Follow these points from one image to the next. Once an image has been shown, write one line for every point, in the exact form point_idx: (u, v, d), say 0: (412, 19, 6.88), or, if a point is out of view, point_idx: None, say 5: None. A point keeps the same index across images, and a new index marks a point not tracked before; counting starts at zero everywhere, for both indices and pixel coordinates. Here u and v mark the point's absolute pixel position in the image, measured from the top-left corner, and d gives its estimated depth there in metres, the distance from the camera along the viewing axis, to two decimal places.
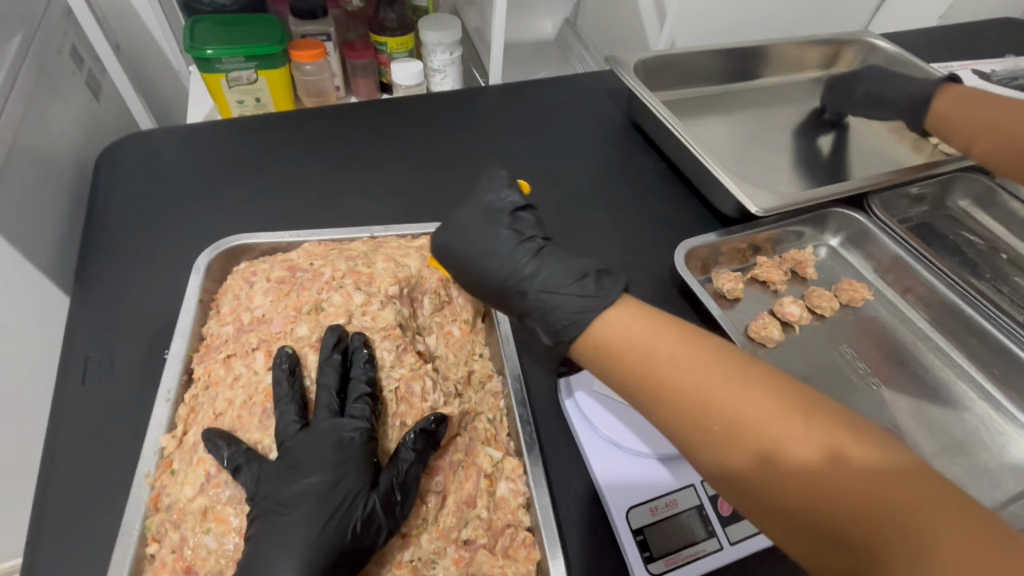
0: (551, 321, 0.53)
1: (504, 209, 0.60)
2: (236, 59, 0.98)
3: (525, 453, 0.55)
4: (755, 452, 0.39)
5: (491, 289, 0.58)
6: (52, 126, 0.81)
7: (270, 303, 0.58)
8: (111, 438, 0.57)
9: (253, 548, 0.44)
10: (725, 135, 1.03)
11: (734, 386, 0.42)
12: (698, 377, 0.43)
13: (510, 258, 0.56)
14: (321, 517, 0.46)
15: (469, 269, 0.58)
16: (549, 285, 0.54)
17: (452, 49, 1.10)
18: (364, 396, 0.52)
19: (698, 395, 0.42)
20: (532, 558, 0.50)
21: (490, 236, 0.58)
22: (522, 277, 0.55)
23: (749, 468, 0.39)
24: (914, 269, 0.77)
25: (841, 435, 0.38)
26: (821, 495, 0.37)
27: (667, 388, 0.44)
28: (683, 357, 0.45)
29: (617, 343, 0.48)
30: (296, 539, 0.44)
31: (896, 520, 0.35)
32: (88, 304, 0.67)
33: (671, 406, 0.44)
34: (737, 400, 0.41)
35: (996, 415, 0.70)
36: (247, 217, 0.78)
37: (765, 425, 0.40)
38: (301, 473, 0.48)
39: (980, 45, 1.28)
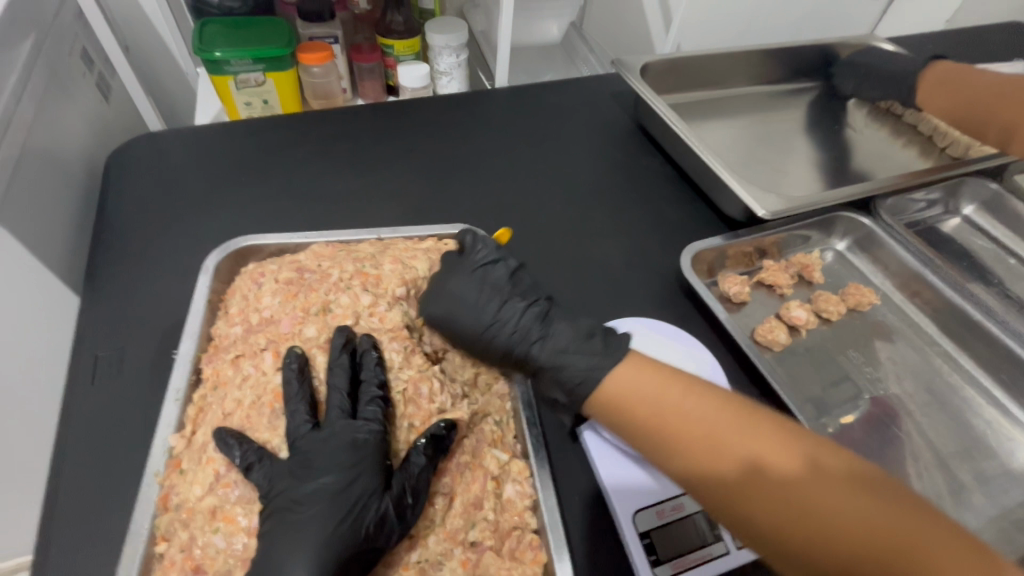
0: (562, 383, 0.54)
1: (499, 272, 0.61)
2: (244, 61, 0.98)
3: (531, 456, 0.55)
4: (762, 485, 0.42)
5: (493, 353, 0.58)
6: (63, 127, 0.82)
7: (278, 304, 0.58)
8: (120, 437, 0.57)
9: (263, 549, 0.45)
10: (731, 138, 1.03)
11: (737, 425, 0.45)
12: (699, 415, 0.46)
13: (516, 321, 0.58)
14: (332, 518, 0.45)
15: (467, 336, 0.59)
16: (558, 346, 0.56)
17: (458, 52, 1.11)
18: (375, 398, 0.52)
19: (706, 433, 0.45)
20: (538, 559, 0.50)
21: (487, 303, 0.59)
22: (530, 339, 0.57)
23: (756, 499, 0.42)
24: (921, 273, 0.77)
25: (831, 463, 0.42)
26: (821, 522, 0.40)
27: (670, 427, 0.47)
28: (689, 398, 0.48)
29: (619, 403, 0.50)
30: (306, 539, 0.44)
31: (893, 545, 0.38)
32: (98, 304, 0.67)
33: (675, 443, 0.46)
34: (736, 435, 0.45)
35: (1004, 421, 0.69)
36: (255, 218, 0.79)
37: (763, 458, 0.43)
38: (313, 473, 0.47)
39: (988, 49, 1.28)
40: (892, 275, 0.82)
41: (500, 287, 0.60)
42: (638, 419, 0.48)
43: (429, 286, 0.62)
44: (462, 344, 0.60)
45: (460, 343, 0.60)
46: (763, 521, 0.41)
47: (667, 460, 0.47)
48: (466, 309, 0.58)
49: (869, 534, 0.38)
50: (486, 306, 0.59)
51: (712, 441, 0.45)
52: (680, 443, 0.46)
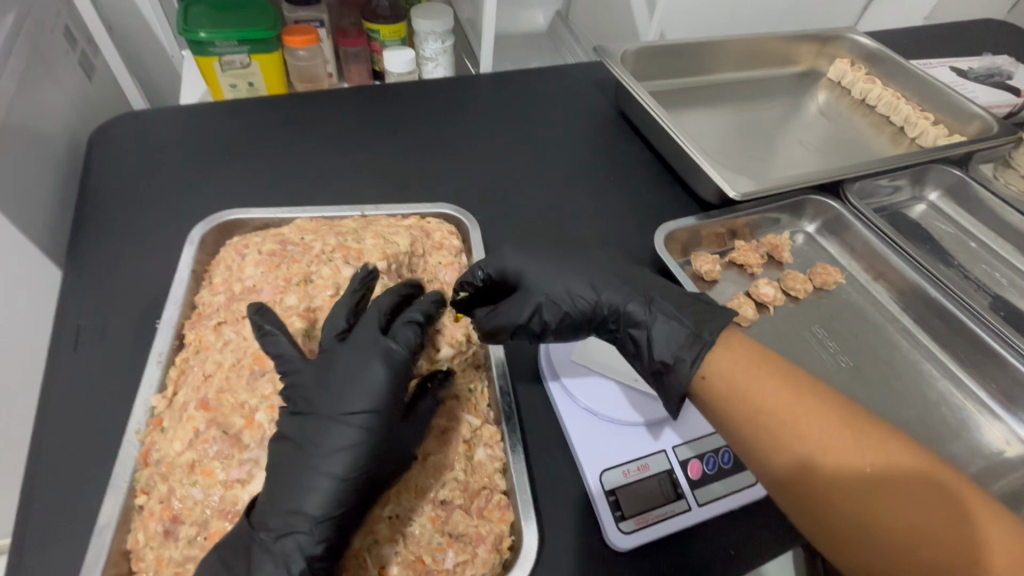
0: (676, 334, 0.54)
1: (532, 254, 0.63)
2: (228, 43, 0.99)
3: (504, 421, 0.57)
4: (833, 472, 0.45)
5: (576, 311, 0.58)
6: (47, 103, 0.81)
7: (261, 275, 0.60)
8: (102, 400, 0.58)
9: (279, 476, 0.46)
10: (712, 126, 1.06)
11: (821, 417, 0.47)
12: (799, 415, 0.47)
13: (611, 281, 0.60)
14: (359, 452, 0.46)
15: (545, 289, 0.59)
16: (663, 300, 0.58)
17: (443, 38, 1.12)
18: (413, 323, 0.52)
19: (790, 422, 0.47)
20: (505, 518, 0.52)
21: (577, 268, 0.61)
22: (632, 294, 0.58)
23: (824, 482, 0.45)
24: (886, 255, 0.80)
25: (903, 471, 0.44)
26: (880, 518, 0.43)
27: (760, 418, 0.48)
28: (784, 390, 0.49)
29: (730, 378, 0.51)
30: (332, 468, 0.46)
31: (946, 539, 0.41)
32: (81, 276, 0.68)
33: (767, 440, 0.48)
34: (830, 437, 0.46)
35: (956, 391, 0.73)
36: (238, 195, 0.80)
37: (841, 457, 0.45)
38: (345, 398, 0.48)
39: (958, 45, 1.32)
40: (859, 256, 0.85)
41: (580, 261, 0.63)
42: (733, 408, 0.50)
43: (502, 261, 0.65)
44: (538, 296, 0.59)
45: (531, 300, 0.59)
46: (823, 509, 0.45)
47: (752, 453, 0.49)
48: (551, 264, 0.61)
49: (924, 536, 0.41)
50: (579, 267, 0.61)
51: (796, 431, 0.47)
52: (764, 424, 0.48)
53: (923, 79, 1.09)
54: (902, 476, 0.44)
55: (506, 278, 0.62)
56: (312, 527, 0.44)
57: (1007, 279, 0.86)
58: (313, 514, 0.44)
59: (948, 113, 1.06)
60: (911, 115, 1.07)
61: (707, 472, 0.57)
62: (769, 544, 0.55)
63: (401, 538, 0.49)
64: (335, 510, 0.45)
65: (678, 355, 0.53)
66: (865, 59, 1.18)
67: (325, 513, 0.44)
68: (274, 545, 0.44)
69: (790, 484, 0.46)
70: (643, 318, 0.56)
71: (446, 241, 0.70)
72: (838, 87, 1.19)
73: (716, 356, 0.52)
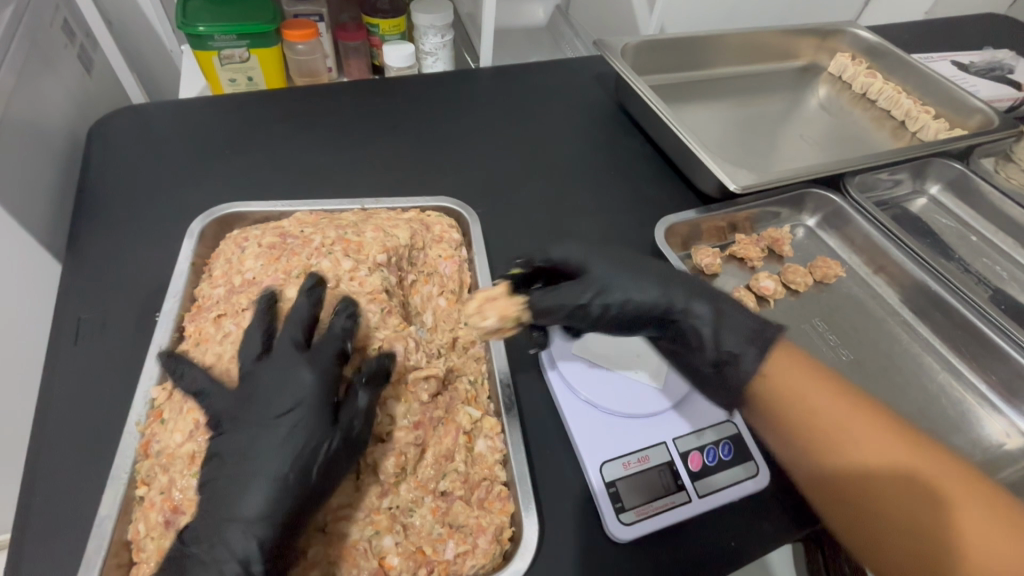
0: (739, 337, 0.55)
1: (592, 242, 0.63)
2: (227, 37, 0.99)
3: (505, 413, 0.57)
4: (859, 471, 0.48)
5: (638, 300, 0.57)
6: (47, 96, 0.81)
7: (261, 267, 0.59)
8: (101, 392, 0.58)
9: (216, 485, 0.46)
10: (713, 120, 1.05)
11: (858, 422, 0.50)
12: (837, 420, 0.50)
13: (671, 275, 0.59)
14: (285, 455, 0.46)
15: (607, 278, 0.57)
16: (724, 298, 0.58)
17: (443, 32, 1.11)
18: (334, 336, 0.51)
19: (827, 425, 0.50)
20: (506, 510, 0.52)
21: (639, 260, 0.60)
22: (694, 288, 0.58)
23: (849, 480, 0.48)
24: (886, 248, 0.80)
25: (929, 477, 0.47)
26: (899, 515, 0.46)
27: (799, 419, 0.51)
28: (825, 395, 0.51)
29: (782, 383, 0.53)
30: (264, 471, 0.46)
31: (963, 542, 0.43)
32: (81, 270, 0.68)
33: (803, 439, 0.51)
34: (862, 440, 0.49)
35: (957, 384, 0.73)
36: (238, 188, 0.80)
37: (871, 459, 0.48)
38: (272, 401, 0.48)
39: (959, 39, 1.31)
40: (859, 250, 0.85)
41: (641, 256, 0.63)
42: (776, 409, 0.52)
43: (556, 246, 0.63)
44: (597, 288, 0.57)
45: (591, 287, 0.57)
46: (844, 504, 0.48)
47: (785, 450, 0.52)
48: (609, 257, 0.59)
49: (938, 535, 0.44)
50: (638, 261, 0.60)
51: (833, 432, 0.50)
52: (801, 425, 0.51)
53: (924, 73, 1.09)
54: (927, 479, 0.46)
55: (563, 266, 0.61)
56: (243, 536, 0.44)
57: (1007, 272, 0.86)
58: (244, 522, 0.44)
59: (949, 106, 1.06)
60: (912, 109, 1.06)
61: (708, 464, 0.57)
62: (769, 537, 0.55)
63: (402, 529, 0.50)
64: (281, 510, 0.45)
65: (740, 358, 0.54)
66: (867, 54, 1.17)
67: (256, 521, 0.44)
68: (214, 550, 0.44)
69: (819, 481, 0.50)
70: (706, 317, 0.56)
71: (446, 234, 0.71)
72: (839, 82, 1.19)
73: (776, 364, 0.54)
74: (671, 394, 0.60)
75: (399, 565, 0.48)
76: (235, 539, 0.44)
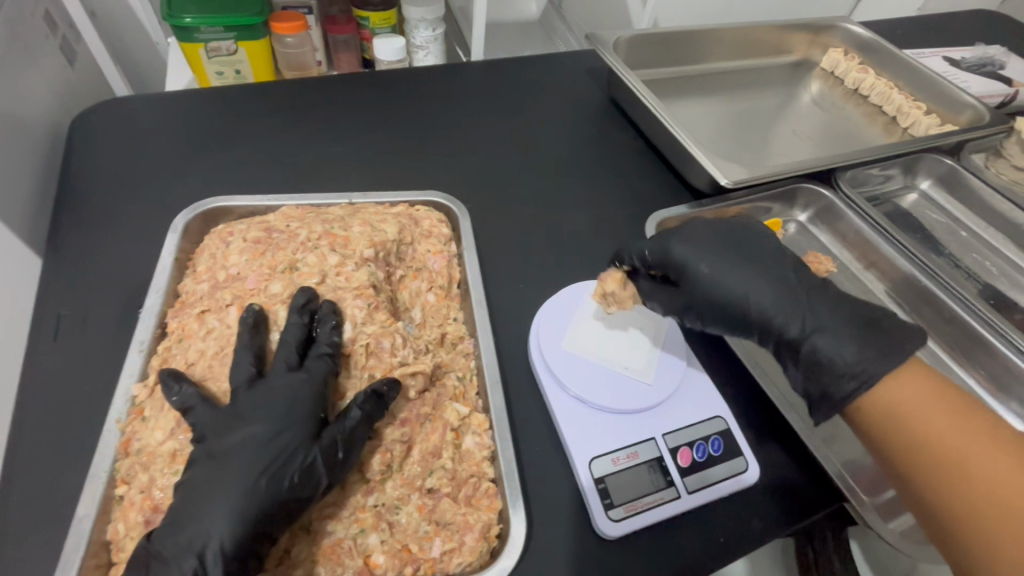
0: (861, 346, 0.53)
1: (702, 234, 0.61)
2: (214, 29, 0.97)
3: (492, 408, 0.57)
4: (964, 477, 0.47)
5: (728, 319, 0.58)
6: (28, 89, 0.80)
7: (245, 262, 0.59)
8: (81, 390, 0.57)
9: (184, 484, 0.45)
10: (705, 115, 1.05)
11: (964, 427, 0.49)
12: (944, 425, 0.49)
13: (774, 289, 0.57)
14: (259, 463, 0.46)
15: (701, 293, 0.58)
16: (829, 323, 0.55)
17: (434, 25, 1.10)
18: (325, 355, 0.52)
19: (933, 431, 0.49)
20: (494, 507, 0.52)
21: (745, 269, 0.58)
22: (793, 309, 0.56)
23: (952, 482, 0.47)
24: (877, 244, 0.80)
25: None
26: (1008, 520, 0.45)
27: (902, 422, 0.50)
28: (933, 401, 0.50)
29: (895, 394, 0.51)
30: (237, 475, 0.45)
31: None
32: (62, 266, 0.67)
33: (904, 443, 0.50)
34: (969, 446, 0.48)
35: (946, 378, 0.73)
36: (223, 182, 0.79)
37: (977, 464, 0.47)
38: (249, 416, 0.48)
39: (950, 36, 1.32)
40: (850, 245, 0.85)
41: (754, 254, 0.60)
42: (886, 421, 0.51)
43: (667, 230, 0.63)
44: (692, 298, 0.59)
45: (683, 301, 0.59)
46: (947, 507, 0.48)
47: (884, 454, 0.52)
48: (725, 253, 0.59)
49: None
50: (753, 258, 0.59)
51: (939, 436, 0.49)
52: (905, 428, 0.50)
53: (916, 68, 1.08)
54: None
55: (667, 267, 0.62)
56: (214, 533, 0.43)
57: (996, 267, 0.86)
58: (212, 526, 0.43)
59: (941, 102, 1.06)
60: (904, 104, 1.06)
61: (698, 459, 0.56)
62: (758, 532, 0.55)
63: (388, 527, 0.49)
64: (260, 510, 0.44)
65: (860, 368, 0.52)
66: (859, 49, 1.17)
67: (223, 524, 0.43)
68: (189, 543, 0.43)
69: (920, 483, 0.49)
70: (819, 324, 0.55)
71: (435, 229, 0.70)
72: (831, 77, 1.19)
73: (905, 368, 0.52)
74: (661, 390, 0.60)
75: (385, 563, 0.47)
76: (203, 546, 0.43)
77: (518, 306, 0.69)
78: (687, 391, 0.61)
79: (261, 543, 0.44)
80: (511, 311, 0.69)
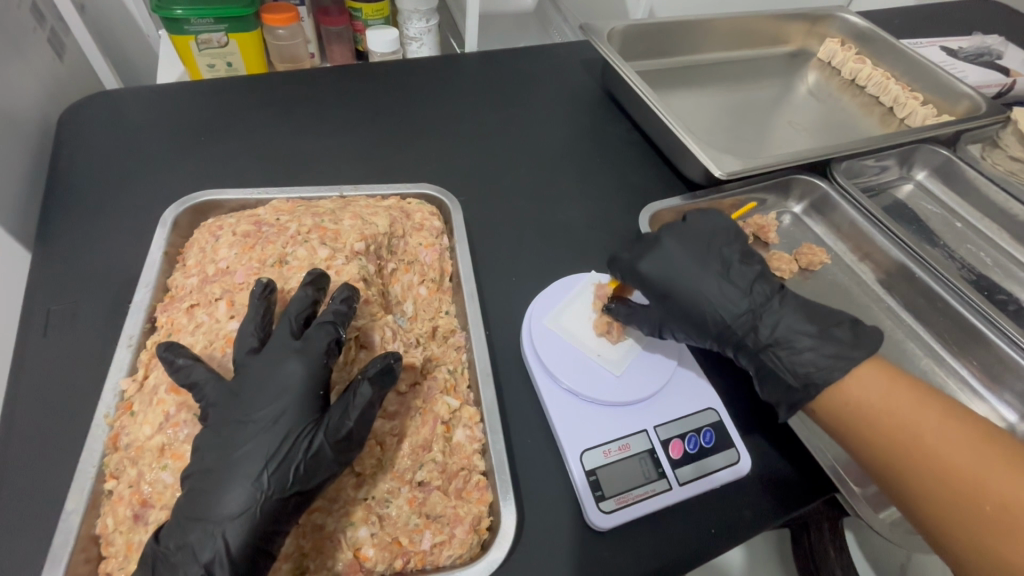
0: (815, 357, 0.54)
1: (668, 243, 0.62)
2: (204, 21, 0.96)
3: (483, 401, 0.57)
4: (924, 458, 0.47)
5: (694, 330, 0.59)
6: (17, 81, 0.79)
7: (235, 256, 0.58)
8: (72, 385, 0.57)
9: (191, 481, 0.45)
10: (700, 105, 1.04)
11: (921, 406, 0.49)
12: (901, 408, 0.49)
13: (734, 298, 0.58)
14: (263, 455, 0.45)
15: (665, 307, 0.59)
16: (789, 327, 0.56)
17: (428, 16, 1.09)
18: (326, 323, 0.50)
19: (890, 416, 0.49)
20: (484, 499, 0.52)
21: (708, 279, 0.59)
22: (752, 316, 0.57)
23: (911, 465, 0.47)
24: (871, 235, 0.80)
25: (993, 457, 0.45)
26: (968, 497, 0.45)
27: (858, 412, 0.50)
28: (889, 389, 0.50)
29: (846, 392, 0.52)
30: (242, 468, 0.45)
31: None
32: (52, 261, 0.67)
33: (864, 431, 0.50)
34: (924, 428, 0.48)
35: (939, 370, 0.73)
36: (213, 176, 0.78)
37: (935, 444, 0.47)
38: (228, 411, 0.47)
39: (948, 26, 1.31)
40: (844, 237, 0.85)
41: (720, 263, 0.61)
42: (848, 418, 0.51)
43: (640, 243, 0.64)
44: (659, 314, 0.60)
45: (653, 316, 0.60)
46: (913, 492, 0.47)
47: (848, 444, 0.52)
48: (691, 264, 0.60)
49: (1010, 512, 0.43)
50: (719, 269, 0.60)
51: (896, 421, 0.49)
52: (863, 419, 0.50)
53: (913, 58, 1.08)
54: (993, 457, 0.45)
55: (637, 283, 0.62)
56: (212, 535, 0.43)
57: (992, 259, 0.86)
58: (221, 523, 0.43)
59: (938, 92, 1.05)
60: (901, 95, 1.06)
61: (689, 450, 0.56)
62: (751, 524, 0.55)
63: (378, 520, 0.49)
64: (255, 505, 0.44)
65: (809, 379, 0.53)
66: (856, 39, 1.16)
67: (233, 522, 0.43)
68: (188, 548, 0.42)
69: (885, 470, 0.49)
70: (777, 334, 0.56)
71: (427, 222, 0.69)
72: (828, 67, 1.18)
73: (854, 374, 0.52)
74: (655, 381, 0.60)
75: (374, 556, 0.47)
76: (210, 546, 0.42)
77: (511, 299, 0.69)
78: (681, 380, 0.61)
79: (269, 542, 0.44)
80: (505, 306, 0.68)
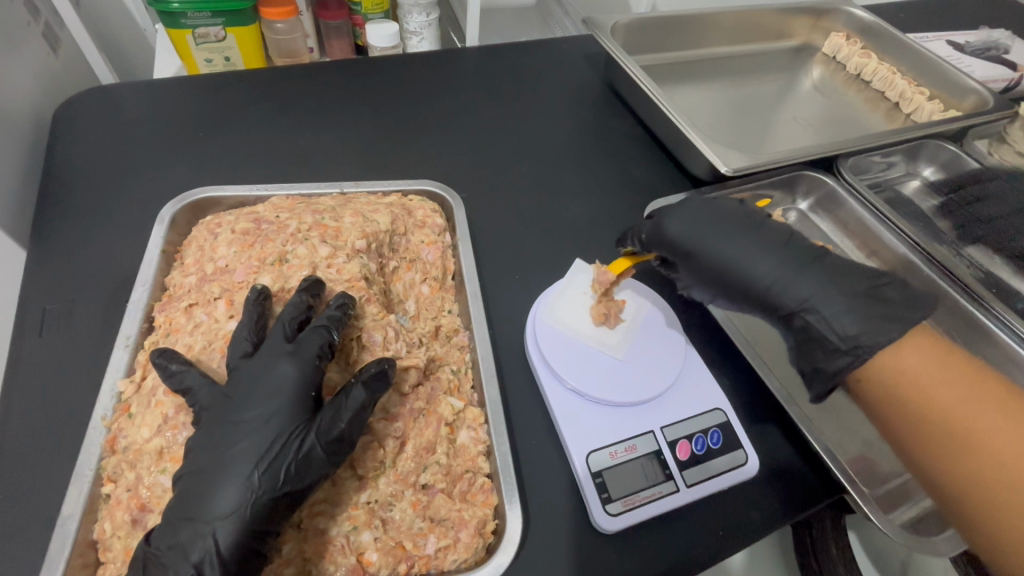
0: (859, 318, 0.51)
1: (697, 207, 0.61)
2: (201, 14, 0.94)
3: (487, 403, 0.56)
4: (961, 438, 0.46)
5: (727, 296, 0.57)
6: (10, 76, 0.77)
7: (234, 254, 0.57)
8: (67, 387, 0.56)
9: (181, 481, 0.44)
10: (702, 101, 1.03)
11: (967, 388, 0.47)
12: (946, 387, 0.48)
13: (770, 261, 0.56)
14: (254, 455, 0.45)
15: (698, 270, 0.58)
16: (830, 291, 0.53)
17: (428, 10, 1.07)
18: (320, 328, 0.49)
19: (932, 394, 0.48)
20: (489, 502, 0.51)
21: (740, 241, 0.58)
22: (790, 279, 0.55)
23: (949, 444, 0.46)
24: (881, 234, 0.79)
25: None
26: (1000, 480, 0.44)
27: (899, 386, 0.49)
28: (935, 367, 0.49)
29: (891, 362, 0.50)
30: (236, 467, 0.44)
31: None
32: (47, 260, 0.65)
33: (903, 406, 0.49)
34: (967, 408, 0.46)
35: None
36: (211, 172, 0.76)
37: (976, 426, 0.46)
38: (225, 412, 0.46)
39: (954, 20, 1.29)
40: (852, 234, 0.84)
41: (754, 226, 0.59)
42: (890, 392, 0.50)
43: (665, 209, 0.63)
44: None
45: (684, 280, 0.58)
46: (945, 471, 0.47)
47: (885, 419, 0.51)
48: (722, 228, 0.59)
49: None
50: (752, 233, 0.58)
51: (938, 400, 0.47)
52: (903, 394, 0.49)
53: (920, 53, 1.06)
54: None
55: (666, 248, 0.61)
56: (203, 535, 0.42)
57: None
58: (212, 523, 0.42)
59: (944, 87, 1.04)
60: (907, 90, 1.04)
61: (693, 450, 0.56)
62: (759, 525, 0.54)
63: (380, 524, 0.48)
64: (246, 505, 0.43)
65: (857, 341, 0.51)
66: (860, 33, 1.14)
67: (224, 521, 0.42)
68: (178, 548, 0.42)
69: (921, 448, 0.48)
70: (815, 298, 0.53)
71: (429, 219, 0.68)
72: (833, 62, 1.16)
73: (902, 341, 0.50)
74: (658, 378, 0.59)
75: (378, 561, 0.46)
76: (201, 546, 0.41)
77: (514, 298, 0.68)
78: (684, 378, 0.61)
79: (262, 542, 0.43)
80: (508, 305, 0.67)
